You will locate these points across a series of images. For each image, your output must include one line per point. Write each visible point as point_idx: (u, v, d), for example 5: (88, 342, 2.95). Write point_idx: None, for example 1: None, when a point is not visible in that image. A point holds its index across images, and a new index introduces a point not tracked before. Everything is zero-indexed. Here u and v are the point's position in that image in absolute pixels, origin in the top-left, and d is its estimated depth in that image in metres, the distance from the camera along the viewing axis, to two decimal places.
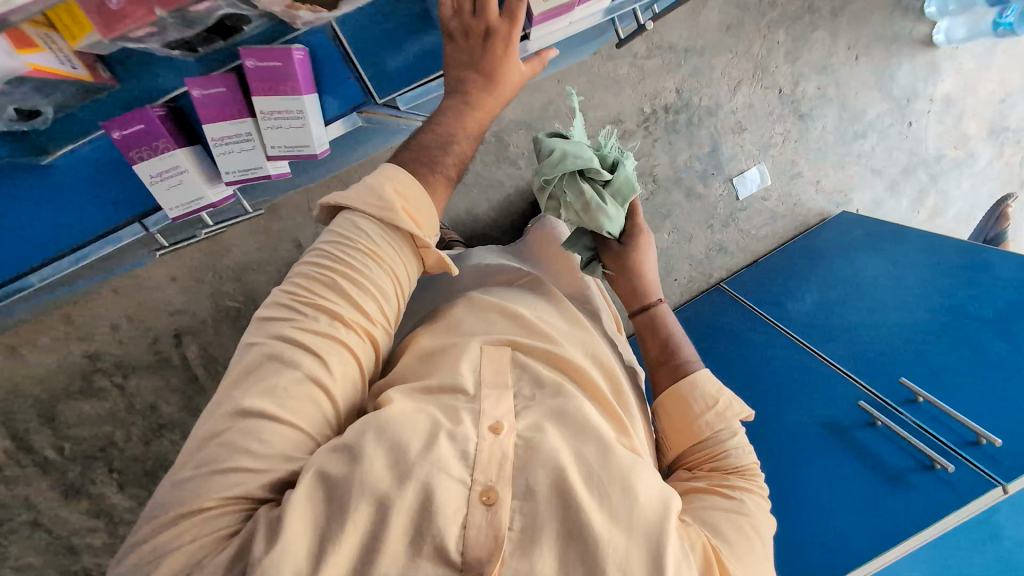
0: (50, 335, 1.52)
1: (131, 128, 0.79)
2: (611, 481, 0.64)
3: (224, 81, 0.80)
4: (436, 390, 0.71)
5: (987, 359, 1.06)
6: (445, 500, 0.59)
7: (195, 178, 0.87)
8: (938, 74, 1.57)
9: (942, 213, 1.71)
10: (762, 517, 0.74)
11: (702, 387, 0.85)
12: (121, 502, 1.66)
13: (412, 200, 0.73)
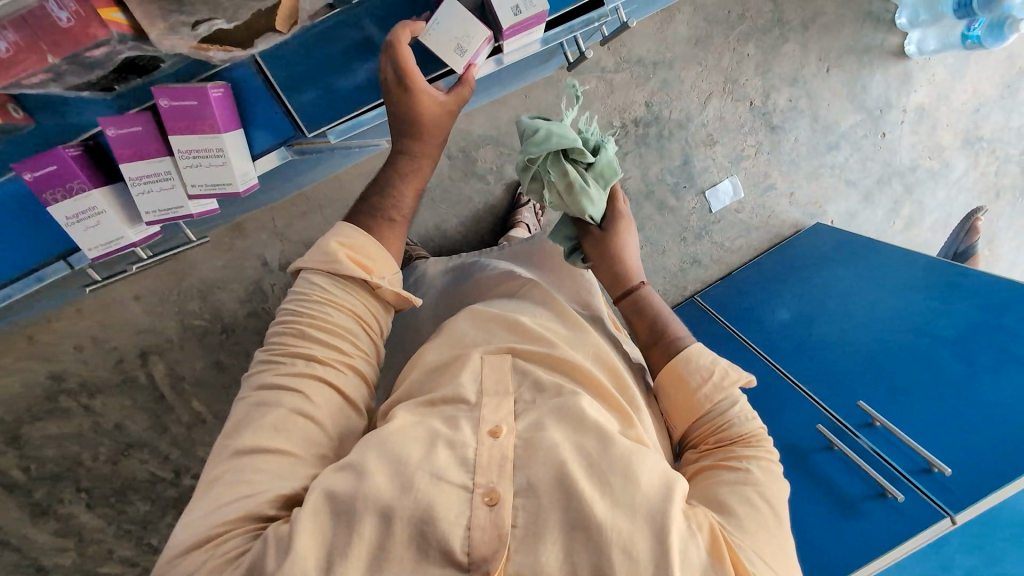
0: (14, 356, 1.50)
1: (43, 170, 0.76)
2: (612, 468, 0.59)
3: (140, 120, 0.78)
4: (438, 403, 0.68)
5: (946, 379, 1.05)
6: (448, 510, 0.56)
7: (114, 221, 0.84)
8: (911, 85, 1.55)
9: (918, 223, 1.66)
10: (776, 490, 0.65)
11: (697, 358, 0.75)
12: (90, 522, 1.65)
13: (358, 249, 0.72)
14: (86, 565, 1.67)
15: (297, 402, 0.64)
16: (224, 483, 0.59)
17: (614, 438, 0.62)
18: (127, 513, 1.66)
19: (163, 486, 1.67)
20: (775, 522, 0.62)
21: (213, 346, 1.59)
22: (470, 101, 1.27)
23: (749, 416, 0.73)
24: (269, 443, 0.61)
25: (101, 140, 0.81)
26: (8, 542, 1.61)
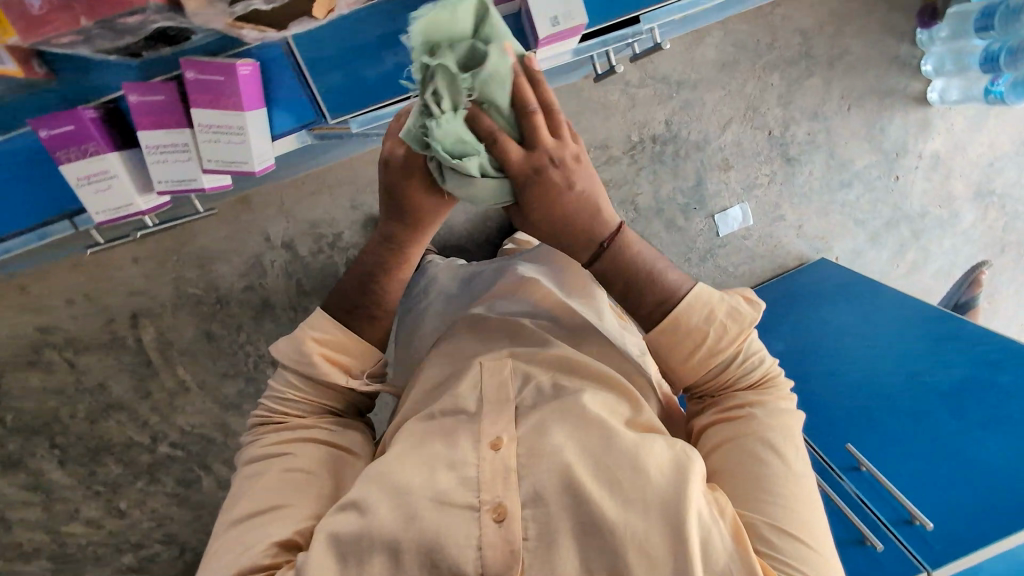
0: (4, 304, 1.48)
1: (62, 128, 0.77)
2: (620, 465, 0.65)
3: (164, 89, 0.78)
4: (439, 415, 0.77)
5: (936, 433, 1.06)
6: (457, 531, 0.64)
7: (126, 185, 0.83)
8: (929, 132, 1.56)
9: (921, 268, 1.66)
10: (783, 432, 0.68)
11: (687, 321, 0.70)
12: (61, 479, 1.63)
13: (331, 343, 0.83)
14: (50, 522, 1.65)
15: (293, 469, 0.77)
16: (243, 537, 0.71)
17: (614, 430, 0.69)
18: (98, 475, 1.64)
19: (138, 451, 1.65)
20: (791, 472, 0.66)
21: (206, 317, 1.57)
22: None
23: (754, 360, 0.74)
24: (278, 499, 0.74)
25: (121, 104, 0.80)
26: None
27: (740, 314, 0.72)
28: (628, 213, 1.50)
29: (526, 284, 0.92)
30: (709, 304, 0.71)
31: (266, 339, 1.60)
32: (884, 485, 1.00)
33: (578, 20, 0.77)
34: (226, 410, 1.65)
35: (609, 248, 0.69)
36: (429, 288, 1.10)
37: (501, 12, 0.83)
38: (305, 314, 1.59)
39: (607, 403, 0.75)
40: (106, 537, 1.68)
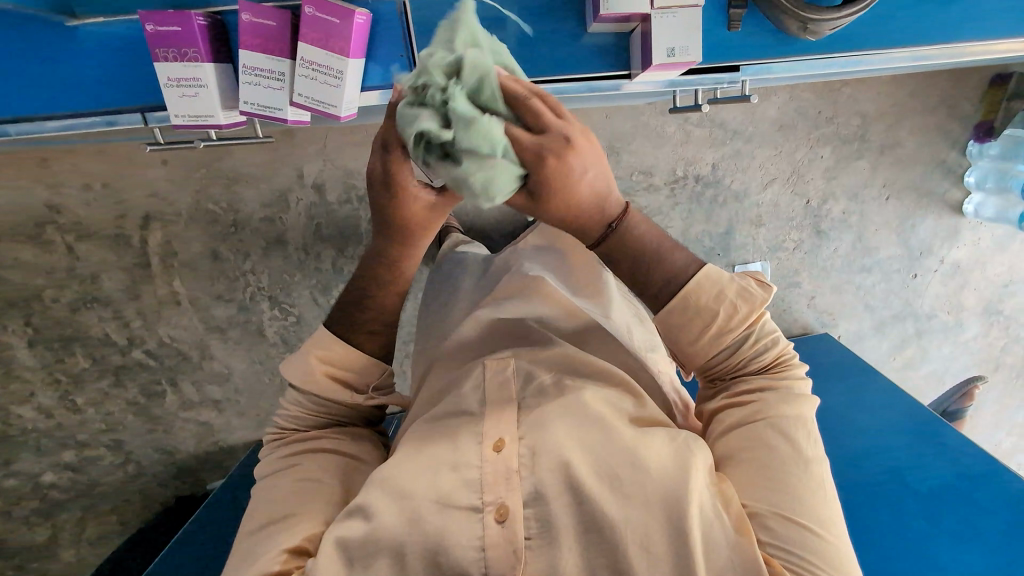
0: (18, 171, 1.45)
1: (167, 27, 0.75)
2: (620, 462, 0.65)
3: (276, 15, 0.77)
4: (445, 415, 0.76)
5: (910, 538, 1.09)
6: (461, 532, 0.64)
7: (213, 98, 0.79)
8: (956, 240, 1.59)
9: (915, 367, 1.72)
10: (796, 420, 0.64)
11: (701, 292, 0.66)
12: (26, 359, 1.61)
13: (335, 357, 0.78)
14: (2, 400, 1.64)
15: (307, 480, 0.75)
16: (256, 548, 0.70)
17: (617, 428, 0.69)
18: (64, 364, 1.62)
19: (110, 351, 1.63)
20: (799, 456, 0.62)
21: (216, 237, 1.55)
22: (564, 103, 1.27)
23: (766, 339, 0.69)
24: (291, 507, 0.72)
25: (227, 19, 0.82)
26: None
27: (751, 293, 0.67)
28: None
29: (530, 285, 0.85)
30: (721, 284, 0.67)
31: (269, 273, 1.59)
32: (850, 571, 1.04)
33: (693, 56, 0.78)
34: (211, 332, 1.64)
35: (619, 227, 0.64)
36: (459, 276, 1.12)
37: (609, 27, 0.86)
38: (314, 259, 1.59)
39: (612, 400, 0.75)
40: (54, 428, 1.68)
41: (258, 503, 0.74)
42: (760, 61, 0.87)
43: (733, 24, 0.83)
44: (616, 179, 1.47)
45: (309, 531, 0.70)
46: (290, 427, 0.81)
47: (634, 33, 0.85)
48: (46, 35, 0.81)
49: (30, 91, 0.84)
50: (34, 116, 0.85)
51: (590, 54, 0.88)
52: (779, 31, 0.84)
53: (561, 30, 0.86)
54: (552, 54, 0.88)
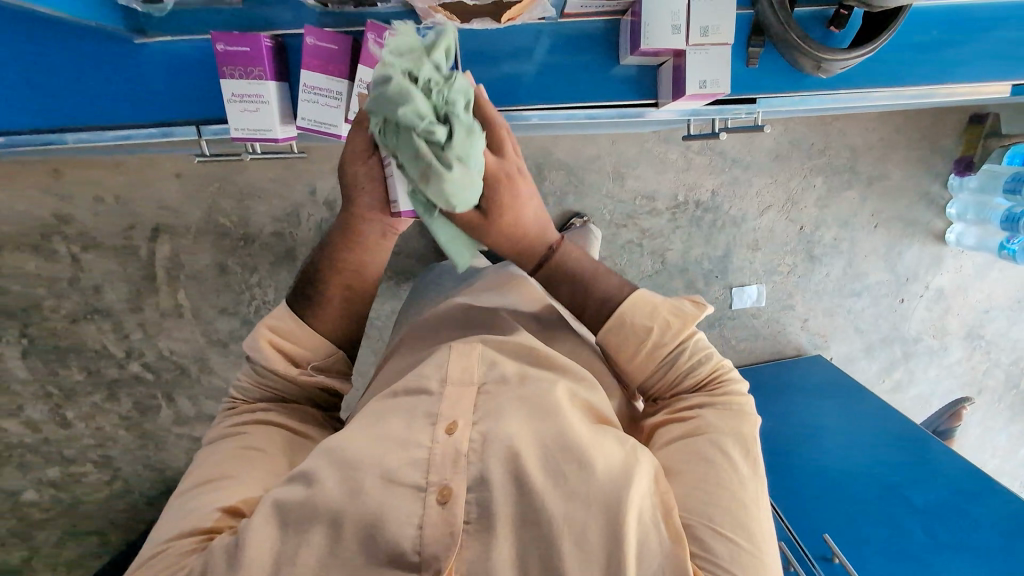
0: (30, 181, 1.46)
1: (236, 48, 0.79)
2: (567, 454, 0.59)
3: (338, 40, 0.81)
4: (401, 394, 0.68)
5: (909, 547, 1.11)
6: (399, 510, 0.57)
7: (273, 113, 0.83)
8: (939, 267, 1.68)
9: (903, 389, 1.78)
10: (732, 434, 0.63)
11: (633, 314, 0.70)
12: (17, 371, 1.58)
13: (286, 333, 0.74)
14: None
15: (246, 450, 0.71)
16: (183, 507, 0.66)
17: (571, 420, 0.62)
18: (57, 376, 1.59)
19: (106, 363, 1.60)
20: (734, 470, 0.61)
21: (225, 250, 1.55)
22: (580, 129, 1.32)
23: (701, 355, 0.71)
24: (223, 474, 0.68)
25: (287, 41, 0.85)
26: None
27: (682, 310, 0.70)
28: (655, 264, 1.57)
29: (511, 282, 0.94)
30: (651, 304, 0.71)
31: (276, 287, 1.59)
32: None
33: (722, 88, 0.84)
34: (212, 345, 1.62)
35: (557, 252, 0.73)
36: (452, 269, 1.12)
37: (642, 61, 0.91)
38: None
39: (575, 390, 0.69)
40: (42, 442, 1.64)
41: (193, 472, 0.70)
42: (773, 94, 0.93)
43: (751, 60, 0.89)
44: (622, 201, 1.52)
45: (246, 495, 0.67)
46: (240, 398, 0.77)
47: (663, 68, 0.90)
48: (114, 49, 0.83)
49: (94, 100, 0.86)
50: (97, 125, 0.87)
51: (621, 82, 0.93)
52: (793, 69, 0.90)
53: (596, 59, 0.91)
54: (584, 81, 0.92)
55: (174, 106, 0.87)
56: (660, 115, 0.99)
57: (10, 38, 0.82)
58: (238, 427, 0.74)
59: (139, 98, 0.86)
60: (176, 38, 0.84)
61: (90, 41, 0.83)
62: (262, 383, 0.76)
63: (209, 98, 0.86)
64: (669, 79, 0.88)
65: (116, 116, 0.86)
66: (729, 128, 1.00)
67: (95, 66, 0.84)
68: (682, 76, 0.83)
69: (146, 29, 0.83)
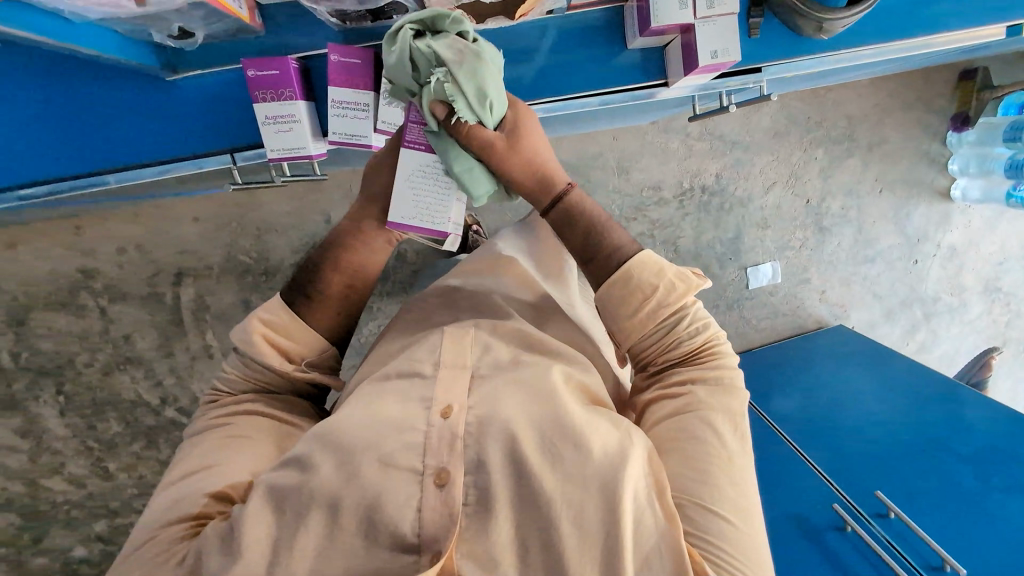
0: (54, 240, 1.50)
1: (266, 72, 0.83)
2: (562, 435, 0.58)
3: (361, 54, 0.85)
4: (394, 376, 0.68)
5: (959, 491, 1.12)
6: (398, 494, 0.57)
7: (305, 131, 0.87)
8: (949, 225, 1.70)
9: (929, 349, 1.78)
10: (727, 412, 0.63)
11: (640, 273, 0.67)
12: (56, 428, 1.55)
13: (281, 329, 0.75)
14: (32, 473, 1.56)
15: (232, 439, 0.72)
16: (176, 495, 0.67)
17: (568, 401, 0.61)
18: (97, 430, 1.57)
19: (144, 412, 1.58)
20: (726, 448, 0.60)
21: (248, 286, 1.57)
22: (584, 126, 1.36)
23: (700, 324, 0.68)
24: (211, 461, 0.70)
25: (311, 64, 0.89)
26: None
27: (686, 276, 0.68)
28: (668, 253, 1.59)
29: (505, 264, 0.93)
30: (657, 264, 0.68)
31: None
32: (916, 531, 1.04)
33: (733, 57, 0.87)
34: None
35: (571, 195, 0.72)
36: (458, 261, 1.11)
37: (648, 44, 0.94)
38: None
39: (571, 371, 0.68)
40: (87, 499, 1.58)
41: (186, 462, 0.71)
42: (784, 61, 0.96)
43: (751, 31, 0.93)
44: (629, 194, 1.55)
45: (230, 481, 0.68)
46: (225, 389, 0.77)
47: (669, 48, 0.93)
48: (148, 89, 0.88)
49: (130, 138, 0.91)
50: (140, 162, 0.92)
51: (629, 67, 0.97)
52: (795, 34, 0.93)
53: (603, 49, 0.95)
54: (596, 67, 0.96)
55: (209, 135, 0.91)
56: (672, 91, 1.03)
57: (49, 87, 0.87)
58: (224, 418, 0.74)
59: (174, 131, 0.91)
60: (206, 72, 0.89)
61: (124, 84, 0.88)
62: (249, 375, 0.76)
63: (243, 125, 0.91)
64: (677, 56, 0.91)
65: (157, 151, 0.91)
66: (738, 103, 1.05)
67: (132, 107, 0.89)
68: (692, 50, 0.86)
69: (178, 65, 0.88)
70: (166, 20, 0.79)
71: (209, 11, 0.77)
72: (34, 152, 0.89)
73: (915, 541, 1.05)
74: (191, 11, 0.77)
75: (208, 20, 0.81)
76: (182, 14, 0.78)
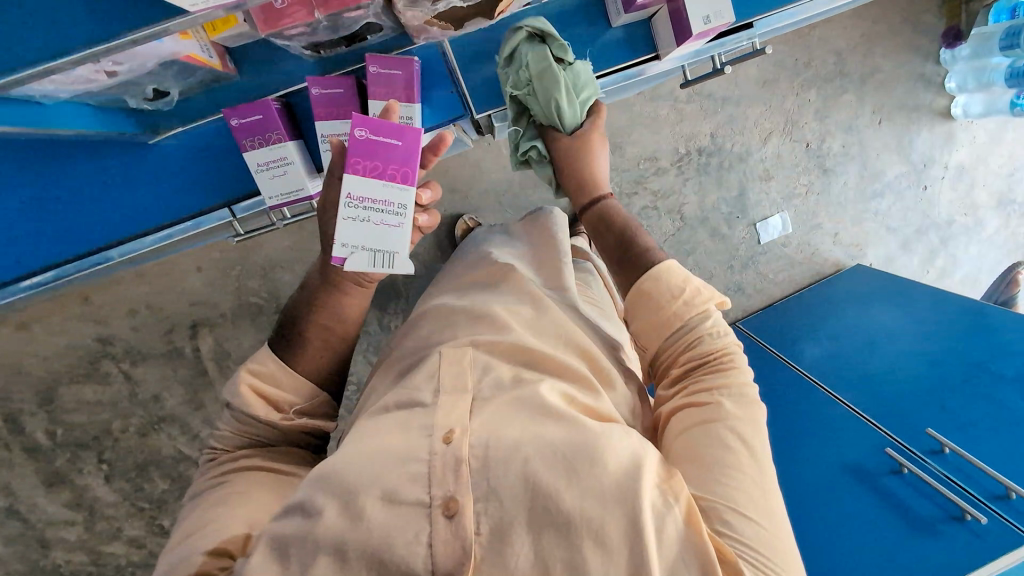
0: (64, 316, 1.49)
1: (249, 118, 0.81)
2: (576, 452, 0.52)
3: (343, 83, 0.83)
4: (394, 408, 0.62)
5: (1010, 415, 1.11)
6: (407, 533, 0.49)
7: (300, 172, 0.84)
8: (954, 144, 1.68)
9: (950, 274, 1.78)
10: (751, 426, 0.59)
11: (666, 274, 0.69)
12: (105, 495, 1.57)
13: (267, 377, 0.70)
14: (92, 542, 1.59)
15: (234, 492, 0.65)
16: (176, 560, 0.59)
17: (579, 420, 0.56)
18: (144, 491, 1.58)
19: (186, 465, 1.59)
20: (754, 463, 0.56)
21: (264, 326, 1.57)
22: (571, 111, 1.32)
23: (716, 333, 0.67)
24: (209, 520, 0.62)
25: (293, 100, 0.87)
26: (17, 509, 1.55)
27: (704, 293, 0.69)
28: (675, 222, 1.57)
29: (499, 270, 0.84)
30: (682, 273, 0.70)
31: None
32: (973, 462, 1.04)
33: (728, 19, 0.82)
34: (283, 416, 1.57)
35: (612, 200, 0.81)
36: (458, 256, 1.02)
37: (633, 19, 0.92)
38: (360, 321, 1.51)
39: (569, 389, 0.62)
40: (148, 557, 1.61)
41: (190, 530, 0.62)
42: (775, 12, 0.93)
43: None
44: (625, 170, 1.52)
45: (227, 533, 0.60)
46: (220, 447, 0.72)
47: (655, 18, 0.91)
48: (128, 157, 0.85)
49: (123, 210, 0.87)
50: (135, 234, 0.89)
51: (617, 45, 0.94)
52: None
53: (586, 30, 0.92)
54: (580, 54, 0.93)
55: (199, 196, 0.89)
56: (663, 65, 1.00)
57: (32, 178, 0.83)
58: (219, 476, 0.68)
59: (165, 197, 0.88)
60: (187, 128, 0.86)
61: (104, 157, 0.85)
62: (242, 429, 0.70)
63: (232, 180, 0.89)
64: (667, 25, 0.88)
65: (151, 220, 0.88)
66: (731, 61, 1.02)
67: (115, 181, 0.86)
68: (684, 19, 0.82)
69: (158, 125, 0.84)
70: (140, 86, 0.76)
71: (181, 67, 0.74)
72: (38, 239, 0.86)
73: (975, 472, 1.05)
74: (162, 73, 0.75)
75: (181, 77, 0.78)
76: (154, 76, 0.75)
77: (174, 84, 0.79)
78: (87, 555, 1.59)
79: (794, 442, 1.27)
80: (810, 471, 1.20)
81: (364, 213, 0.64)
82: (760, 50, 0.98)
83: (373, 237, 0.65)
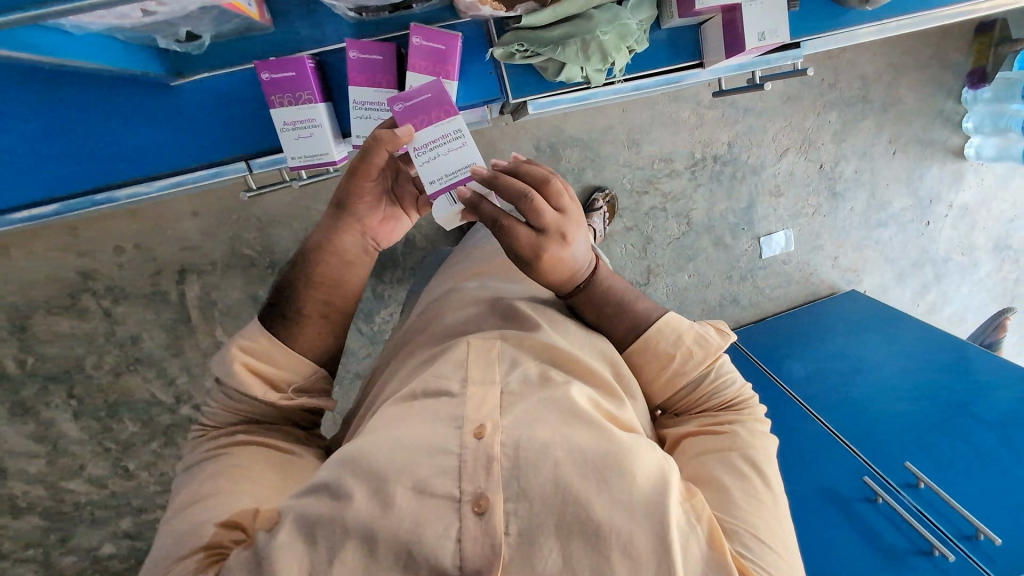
0: (48, 244, 1.42)
1: (281, 74, 0.78)
2: (605, 460, 0.50)
3: (383, 50, 0.80)
4: (415, 396, 0.59)
5: (987, 458, 1.15)
6: (435, 527, 0.48)
7: (326, 136, 0.81)
8: (962, 184, 1.69)
9: (938, 310, 1.82)
10: (765, 454, 0.60)
11: (659, 342, 0.66)
12: (71, 432, 1.53)
13: (260, 354, 0.66)
14: (52, 478, 1.55)
15: (234, 468, 0.63)
16: (175, 529, 0.58)
17: (602, 424, 0.54)
18: (112, 432, 1.55)
19: (158, 411, 1.56)
20: (770, 493, 0.56)
21: (255, 280, 1.53)
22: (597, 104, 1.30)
23: (726, 378, 0.66)
24: (232, 504, 0.59)
25: (326, 59, 0.83)
26: None
27: (707, 339, 0.66)
28: (682, 226, 1.57)
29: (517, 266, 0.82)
30: (680, 329, 0.66)
31: None
32: (946, 499, 1.08)
33: (781, 38, 0.82)
34: None
35: (588, 289, 0.69)
36: (475, 239, 1.00)
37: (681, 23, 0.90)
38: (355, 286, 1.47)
39: (594, 394, 0.59)
40: (109, 499, 1.58)
41: (193, 499, 0.60)
42: (824, 34, 0.93)
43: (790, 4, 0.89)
44: (640, 168, 1.50)
45: (235, 508, 0.58)
46: (211, 423, 0.69)
47: (705, 25, 0.89)
48: (149, 96, 0.81)
49: (136, 149, 0.83)
50: (144, 175, 0.85)
51: (663, 46, 0.92)
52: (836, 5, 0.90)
53: None
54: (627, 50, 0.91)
55: (217, 147, 0.85)
56: (702, 74, 0.99)
57: (45, 101, 0.79)
58: (213, 452, 0.65)
59: (180, 141, 0.84)
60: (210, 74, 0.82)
61: (123, 90, 0.81)
62: (233, 406, 0.67)
63: (253, 131, 0.85)
64: (717, 35, 0.87)
65: (164, 162, 0.84)
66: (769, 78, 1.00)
67: (131, 117, 0.82)
68: (739, 30, 0.81)
69: (181, 68, 0.81)
70: (173, 27, 0.74)
71: (219, 13, 0.71)
72: (39, 170, 0.81)
73: (947, 510, 1.08)
74: (198, 17, 0.72)
75: (218, 22, 0.75)
76: (192, 19, 0.72)
77: (207, 29, 0.77)
78: (46, 489, 1.55)
79: (780, 460, 1.28)
80: (790, 489, 1.22)
81: (432, 155, 0.68)
82: (800, 71, 0.98)
83: (450, 164, 0.69)
